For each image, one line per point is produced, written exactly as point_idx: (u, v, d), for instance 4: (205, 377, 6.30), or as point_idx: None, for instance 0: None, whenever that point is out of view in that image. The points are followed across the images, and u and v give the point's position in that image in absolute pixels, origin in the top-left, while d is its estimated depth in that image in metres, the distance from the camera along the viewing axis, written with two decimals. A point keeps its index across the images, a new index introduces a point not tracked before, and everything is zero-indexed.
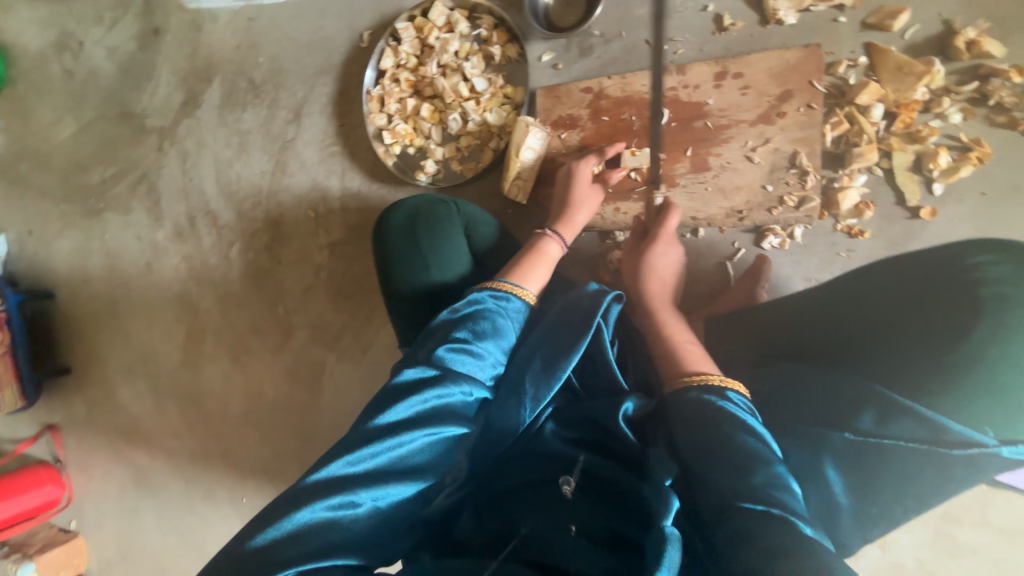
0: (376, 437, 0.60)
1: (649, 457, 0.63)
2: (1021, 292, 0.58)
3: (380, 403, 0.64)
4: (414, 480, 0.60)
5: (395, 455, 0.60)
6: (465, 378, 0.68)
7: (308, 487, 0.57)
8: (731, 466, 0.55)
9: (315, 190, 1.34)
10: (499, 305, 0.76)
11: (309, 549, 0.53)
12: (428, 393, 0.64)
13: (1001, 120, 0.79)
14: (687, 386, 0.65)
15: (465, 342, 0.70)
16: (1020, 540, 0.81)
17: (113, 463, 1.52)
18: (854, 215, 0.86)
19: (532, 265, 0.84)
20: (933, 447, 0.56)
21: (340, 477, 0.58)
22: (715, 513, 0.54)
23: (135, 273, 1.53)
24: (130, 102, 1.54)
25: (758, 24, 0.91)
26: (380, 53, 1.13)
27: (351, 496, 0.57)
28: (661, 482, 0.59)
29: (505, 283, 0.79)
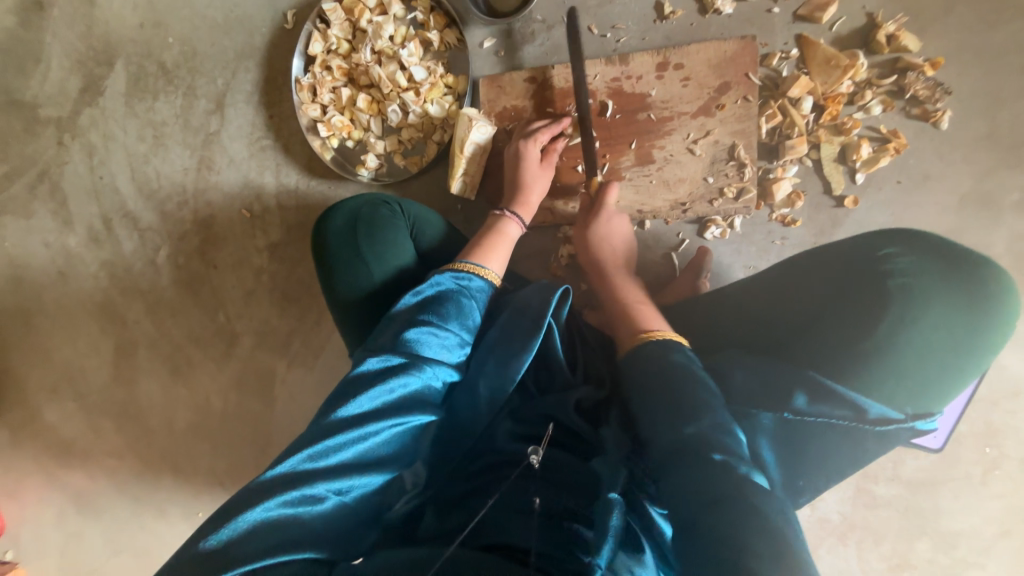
0: (340, 427, 0.57)
1: (603, 435, 0.68)
2: (923, 282, 0.64)
3: (342, 394, 0.61)
4: (378, 472, 0.57)
5: (360, 447, 0.57)
6: (432, 362, 0.66)
7: (262, 485, 0.52)
8: (670, 415, 0.58)
9: (248, 187, 1.25)
10: (462, 287, 0.75)
11: (260, 548, 0.48)
12: (394, 382, 0.62)
13: (916, 112, 0.84)
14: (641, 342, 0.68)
15: (429, 326, 0.68)
16: (925, 490, 0.92)
17: (47, 488, 1.40)
18: (786, 205, 0.90)
19: (492, 246, 0.83)
20: (857, 425, 0.61)
21: (300, 472, 0.53)
22: (661, 466, 0.56)
23: (46, 283, 1.38)
24: (16, 88, 1.34)
25: (697, 14, 0.91)
26: (307, 36, 1.04)
27: (311, 490, 0.52)
28: (611, 458, 0.64)
29: (463, 264, 0.77)
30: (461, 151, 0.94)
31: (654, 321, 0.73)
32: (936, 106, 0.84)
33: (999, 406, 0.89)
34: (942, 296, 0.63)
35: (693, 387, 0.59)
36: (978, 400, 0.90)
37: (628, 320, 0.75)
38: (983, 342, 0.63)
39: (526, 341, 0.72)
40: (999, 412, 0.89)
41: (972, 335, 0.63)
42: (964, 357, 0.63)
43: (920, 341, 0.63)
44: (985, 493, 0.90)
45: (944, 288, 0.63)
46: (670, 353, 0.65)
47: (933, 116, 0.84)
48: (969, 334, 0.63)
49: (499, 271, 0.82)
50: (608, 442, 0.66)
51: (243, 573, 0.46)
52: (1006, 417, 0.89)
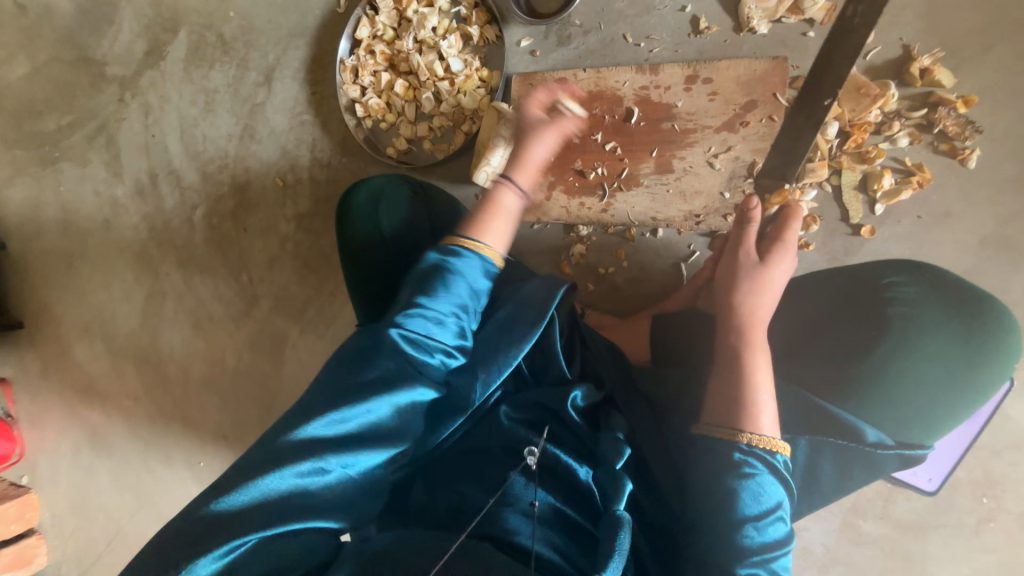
0: (345, 398, 0.59)
1: (602, 440, 0.67)
2: (923, 313, 0.64)
3: (343, 368, 0.61)
4: (382, 446, 0.59)
5: (364, 420, 0.59)
6: (427, 340, 0.65)
7: (272, 455, 0.55)
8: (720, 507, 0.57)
9: (284, 158, 1.31)
10: (455, 262, 0.70)
11: (273, 511, 0.52)
12: (392, 360, 0.62)
13: (944, 148, 0.84)
14: (718, 439, 0.61)
15: (425, 304, 0.67)
16: (914, 533, 0.90)
17: (68, 421, 1.49)
18: (801, 228, 0.89)
19: (486, 218, 0.77)
20: (857, 446, 0.61)
21: (309, 445, 0.56)
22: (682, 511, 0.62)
23: (91, 229, 1.48)
24: (89, 46, 1.45)
25: (731, 31, 0.92)
26: (356, 21, 1.09)
27: (320, 462, 0.55)
28: (613, 466, 0.63)
29: (457, 239, 0.73)
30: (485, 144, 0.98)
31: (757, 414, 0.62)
32: (965, 144, 0.83)
33: (1001, 456, 0.86)
34: (941, 329, 0.63)
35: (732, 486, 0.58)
36: (980, 448, 0.87)
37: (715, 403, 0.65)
38: (979, 378, 0.63)
39: (527, 328, 0.74)
40: (1001, 463, 0.86)
41: (970, 367, 0.63)
42: (959, 391, 0.63)
43: (916, 371, 0.63)
44: (977, 544, 0.88)
45: (943, 319, 0.64)
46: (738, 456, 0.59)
47: (961, 154, 0.83)
48: (966, 368, 0.63)
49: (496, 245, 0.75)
50: (610, 451, 0.65)
51: (262, 537, 0.51)
52: (1008, 469, 0.86)
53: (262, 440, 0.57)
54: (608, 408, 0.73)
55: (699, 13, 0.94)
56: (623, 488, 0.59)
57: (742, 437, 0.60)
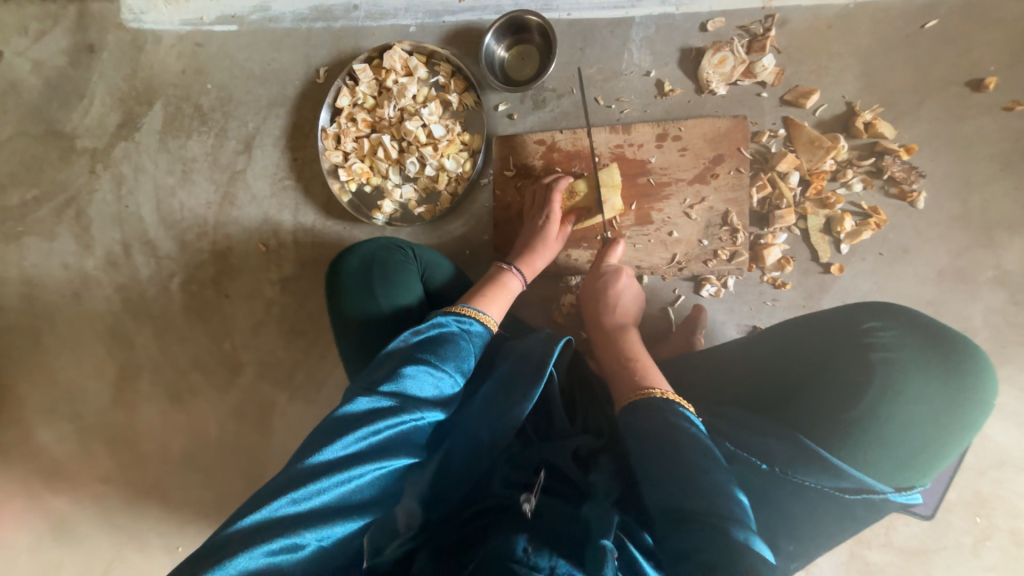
0: (314, 474, 0.56)
1: (594, 481, 0.70)
2: (903, 357, 0.68)
3: (328, 432, 0.60)
4: (362, 516, 0.57)
5: (343, 491, 0.57)
6: (418, 405, 0.66)
7: (246, 530, 0.52)
8: (674, 482, 0.58)
9: (267, 223, 1.31)
10: (460, 326, 0.78)
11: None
12: (379, 425, 0.62)
13: (894, 191, 0.92)
14: (634, 399, 0.69)
15: (428, 362, 0.70)
16: (917, 557, 0.92)
17: (28, 513, 1.37)
18: (777, 269, 0.95)
19: (492, 295, 0.87)
20: (837, 492, 0.64)
21: (284, 517, 0.53)
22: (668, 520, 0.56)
23: (59, 303, 1.41)
24: (58, 120, 1.43)
25: (694, 93, 1.00)
26: (336, 91, 1.13)
27: (289, 537, 0.52)
28: (601, 505, 0.66)
29: (462, 307, 0.81)
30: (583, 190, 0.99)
31: (654, 378, 0.73)
32: (912, 187, 0.91)
33: (986, 475, 0.91)
34: (921, 372, 0.68)
35: (695, 454, 0.60)
36: (964, 469, 0.91)
37: (623, 377, 0.76)
38: (963, 417, 0.68)
39: (529, 386, 0.75)
40: (986, 481, 0.91)
41: (951, 408, 0.67)
42: (946, 430, 0.67)
43: (902, 414, 0.66)
44: (978, 564, 0.90)
45: (922, 363, 0.68)
46: (669, 411, 0.65)
47: (910, 196, 0.91)
48: (946, 408, 0.67)
49: (498, 318, 0.85)
50: (598, 487, 0.69)
51: None
52: (994, 486, 0.91)
53: (228, 519, 0.53)
54: (599, 453, 0.74)
55: (663, 77, 1.02)
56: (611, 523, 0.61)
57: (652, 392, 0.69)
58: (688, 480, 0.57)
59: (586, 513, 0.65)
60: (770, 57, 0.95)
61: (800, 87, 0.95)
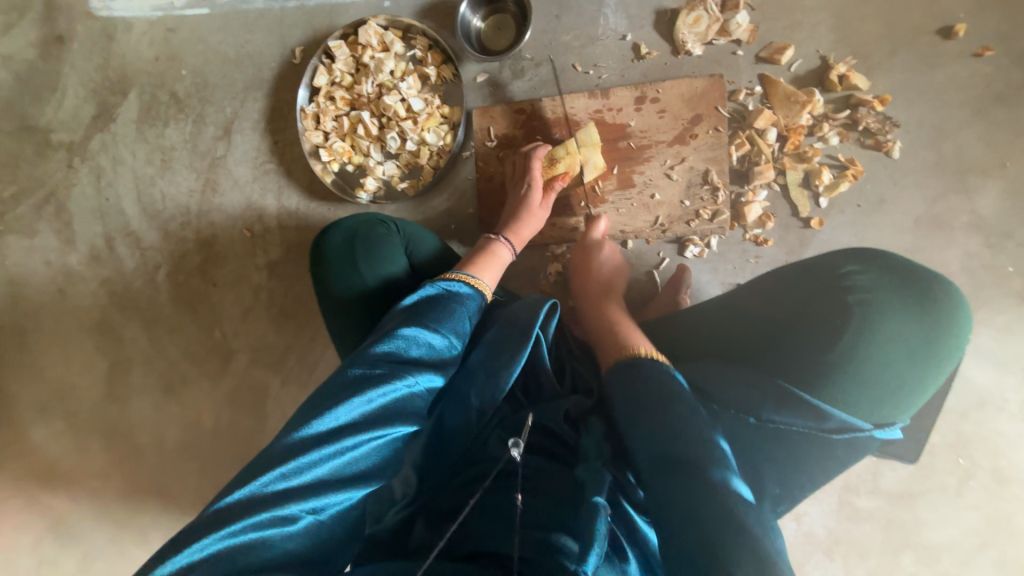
0: (307, 446, 0.56)
1: (584, 444, 0.69)
2: (878, 297, 0.70)
3: (321, 403, 0.61)
4: (359, 486, 0.58)
5: (338, 463, 0.57)
6: (411, 372, 0.66)
7: (238, 503, 0.52)
8: (669, 449, 0.59)
9: (250, 209, 1.30)
10: (452, 293, 0.78)
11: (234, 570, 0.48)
12: (372, 394, 0.62)
13: (870, 142, 0.93)
14: (622, 366, 0.71)
15: (421, 330, 0.71)
16: (903, 500, 0.95)
17: (27, 512, 1.37)
18: (758, 226, 0.96)
19: (483, 264, 0.88)
20: (819, 432, 0.67)
21: (277, 489, 0.53)
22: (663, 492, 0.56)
23: (44, 301, 1.40)
24: (31, 115, 1.41)
25: (671, 54, 1.00)
26: (312, 69, 1.12)
27: (283, 509, 0.52)
28: (593, 467, 0.65)
29: (454, 275, 0.82)
30: (571, 152, 0.97)
31: (638, 341, 0.76)
32: (888, 137, 0.92)
33: (966, 416, 0.94)
34: (897, 311, 0.69)
35: (687, 418, 0.61)
36: (946, 411, 0.94)
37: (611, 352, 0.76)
38: (936, 353, 0.69)
39: (516, 350, 0.76)
40: (966, 422, 0.93)
41: (926, 344, 0.69)
42: (920, 366, 0.69)
43: (878, 352, 0.68)
44: (960, 502, 0.93)
45: (898, 303, 0.70)
46: (657, 393, 0.64)
47: (885, 146, 0.92)
48: (922, 345, 0.69)
49: (491, 284, 0.86)
50: (590, 449, 0.68)
51: None
52: (974, 427, 0.93)
53: (220, 495, 0.53)
54: (589, 414, 0.75)
55: (640, 40, 1.02)
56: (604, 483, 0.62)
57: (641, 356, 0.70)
58: (683, 448, 0.58)
59: (578, 475, 0.65)
60: (743, 14, 0.95)
61: (775, 44, 0.96)
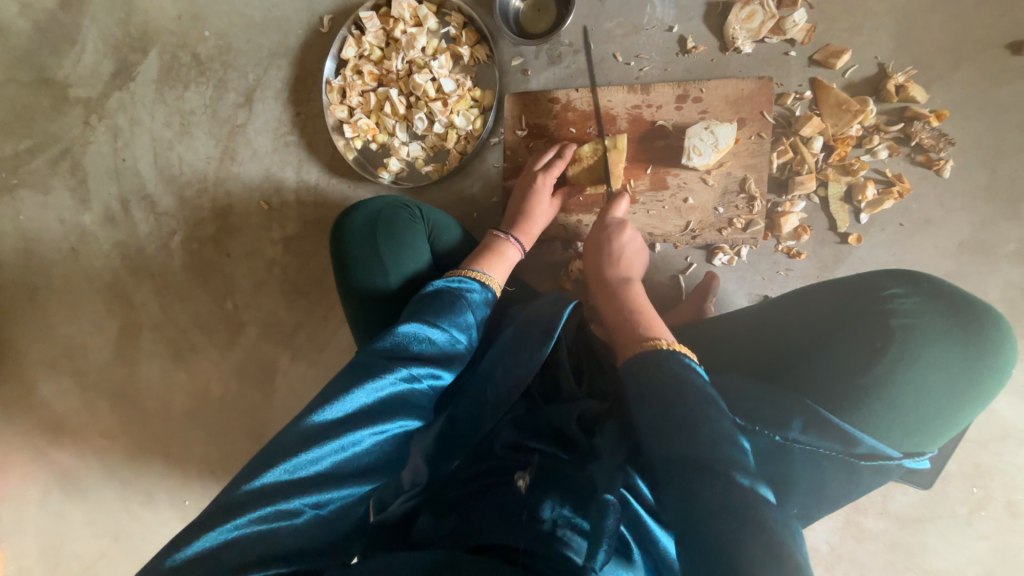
0: (310, 439, 0.54)
1: (598, 447, 0.67)
2: (923, 322, 0.67)
3: (325, 395, 0.59)
4: (361, 482, 0.56)
5: (338, 458, 0.55)
6: (414, 364, 0.65)
7: (242, 497, 0.50)
8: (686, 440, 0.56)
9: (269, 181, 1.27)
10: (462, 290, 0.78)
11: (242, 564, 0.47)
12: (372, 386, 0.60)
13: (920, 159, 0.89)
14: (640, 349, 0.67)
15: (421, 324, 0.69)
16: (912, 524, 0.94)
17: (34, 466, 1.39)
18: (793, 238, 0.93)
19: (492, 262, 0.86)
20: (848, 456, 0.64)
21: (280, 483, 0.52)
22: (682, 487, 0.54)
23: (56, 259, 1.39)
24: (49, 67, 1.37)
25: (718, 50, 0.95)
26: (341, 40, 1.08)
27: (288, 504, 0.51)
28: (606, 465, 0.65)
29: (462, 271, 0.82)
30: (620, 148, 0.92)
31: (658, 330, 0.72)
32: (940, 155, 0.88)
33: (987, 447, 0.92)
34: (941, 339, 0.67)
35: (706, 407, 0.58)
36: (967, 440, 0.92)
37: (627, 328, 0.74)
38: (978, 384, 0.67)
39: (535, 348, 0.74)
40: (986, 453, 0.92)
41: (969, 375, 0.67)
42: (959, 396, 0.67)
43: (917, 379, 0.66)
44: (970, 532, 0.92)
45: (943, 330, 0.67)
46: (672, 360, 0.64)
47: (937, 164, 0.88)
48: (964, 375, 0.67)
49: (501, 280, 0.85)
50: (602, 454, 0.66)
51: None
52: (993, 458, 0.92)
53: (230, 484, 0.52)
54: (605, 418, 0.71)
55: (687, 33, 0.97)
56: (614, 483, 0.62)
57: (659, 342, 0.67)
58: (705, 449, 0.55)
59: (590, 469, 0.65)
60: (801, 12, 0.90)
61: (831, 47, 0.91)
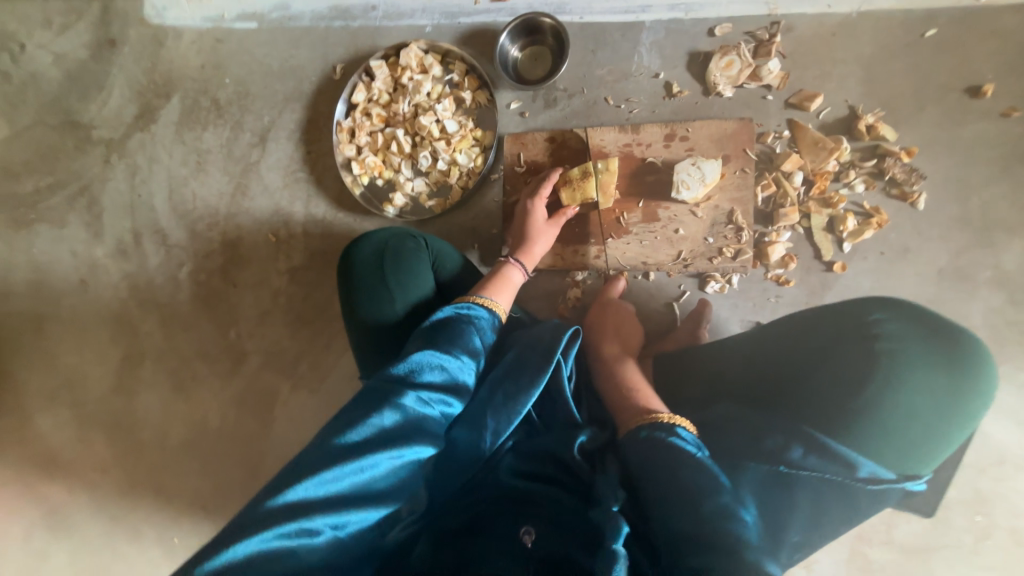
0: (331, 460, 0.56)
1: (599, 482, 0.67)
2: (905, 345, 0.70)
3: (344, 417, 0.60)
4: (376, 505, 0.58)
5: (357, 481, 0.57)
6: (428, 389, 0.66)
7: (263, 514, 0.52)
8: (689, 514, 0.57)
9: (278, 215, 1.33)
10: (470, 318, 0.80)
11: None
12: (389, 412, 0.61)
13: (895, 192, 0.94)
14: (637, 427, 0.68)
15: (435, 351, 0.71)
16: (919, 555, 0.92)
17: (23, 501, 1.36)
18: (780, 266, 0.97)
19: (496, 287, 0.89)
20: (850, 481, 0.64)
21: (300, 502, 0.53)
22: (675, 551, 0.55)
23: (66, 290, 1.42)
24: (76, 111, 1.46)
25: (701, 94, 1.03)
26: (352, 86, 1.16)
27: (308, 523, 0.53)
28: (610, 508, 0.62)
29: (469, 298, 0.84)
30: (612, 170, 0.98)
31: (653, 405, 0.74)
32: (913, 188, 0.94)
33: (986, 473, 0.92)
34: (924, 361, 0.69)
35: (697, 477, 0.60)
36: (965, 466, 0.92)
37: (624, 406, 0.75)
38: (963, 402, 0.69)
39: (535, 374, 0.75)
40: (986, 479, 0.92)
41: (954, 396, 0.69)
42: (948, 416, 0.69)
43: (905, 400, 0.68)
44: (979, 563, 0.90)
45: (926, 353, 0.70)
46: (665, 440, 0.64)
47: (911, 197, 0.93)
48: (950, 396, 0.69)
49: (505, 305, 0.87)
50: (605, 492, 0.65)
51: None
52: (994, 485, 0.91)
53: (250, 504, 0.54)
54: (605, 451, 0.73)
55: (672, 79, 1.05)
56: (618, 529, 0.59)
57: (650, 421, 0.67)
58: (705, 520, 0.56)
59: (591, 516, 0.64)
60: (775, 62, 0.98)
61: (804, 91, 0.98)
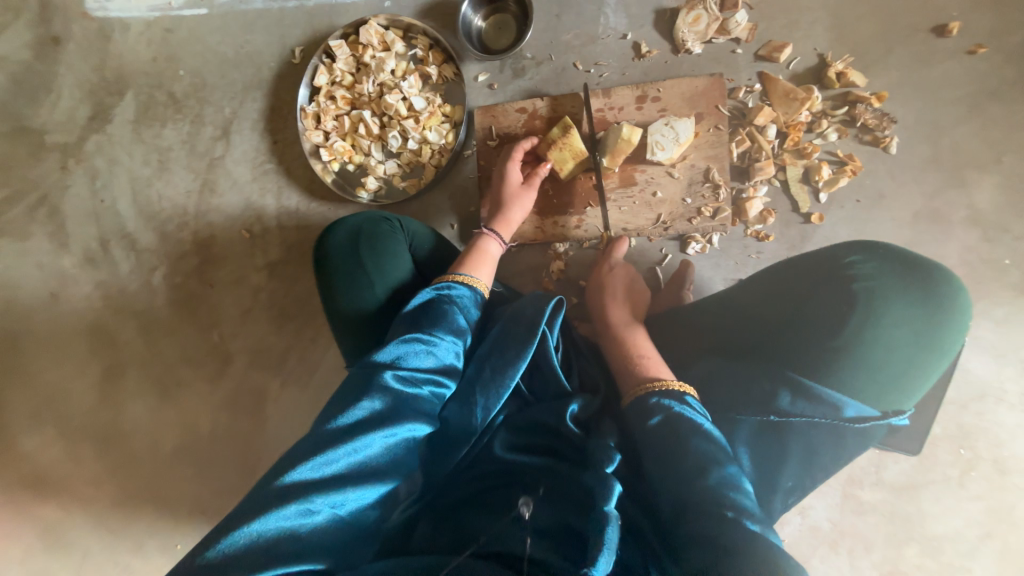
0: (328, 441, 0.56)
1: (592, 446, 0.67)
2: (884, 283, 0.70)
3: (336, 405, 0.61)
4: (376, 484, 0.57)
5: (354, 460, 0.56)
6: (417, 372, 0.67)
7: (261, 499, 0.51)
8: (676, 477, 0.59)
9: (249, 209, 1.29)
10: (451, 295, 0.78)
11: (260, 560, 0.47)
12: (379, 395, 0.61)
13: (868, 138, 0.94)
14: (641, 394, 0.70)
15: (420, 333, 0.71)
16: (908, 492, 0.95)
17: (16, 522, 1.33)
18: (760, 221, 0.97)
19: (476, 262, 0.87)
20: (836, 421, 0.66)
21: (299, 483, 0.53)
22: (675, 515, 0.57)
23: (36, 305, 1.37)
24: (25, 116, 1.39)
25: (671, 53, 1.01)
26: (313, 69, 1.12)
27: (307, 503, 0.52)
28: (601, 469, 0.62)
29: (448, 276, 0.82)
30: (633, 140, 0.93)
31: (659, 371, 0.74)
32: (885, 133, 0.94)
33: (967, 408, 0.94)
34: (902, 297, 0.70)
35: (691, 441, 0.61)
36: (948, 403, 0.95)
37: (630, 370, 0.76)
38: (943, 331, 0.70)
39: (520, 347, 0.74)
40: (968, 414, 0.94)
41: (933, 328, 0.70)
42: (928, 346, 0.70)
43: (887, 336, 0.69)
44: (965, 494, 0.93)
45: (903, 289, 0.70)
46: (670, 407, 0.66)
47: (883, 142, 0.94)
48: (929, 328, 0.70)
49: (487, 281, 0.86)
50: (599, 455, 0.65)
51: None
52: (976, 418, 0.94)
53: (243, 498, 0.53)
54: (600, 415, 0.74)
55: (640, 39, 1.03)
56: (610, 489, 0.59)
57: (653, 386, 0.69)
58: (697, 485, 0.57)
59: (585, 479, 0.62)
60: (742, 13, 0.97)
61: (773, 42, 0.97)
